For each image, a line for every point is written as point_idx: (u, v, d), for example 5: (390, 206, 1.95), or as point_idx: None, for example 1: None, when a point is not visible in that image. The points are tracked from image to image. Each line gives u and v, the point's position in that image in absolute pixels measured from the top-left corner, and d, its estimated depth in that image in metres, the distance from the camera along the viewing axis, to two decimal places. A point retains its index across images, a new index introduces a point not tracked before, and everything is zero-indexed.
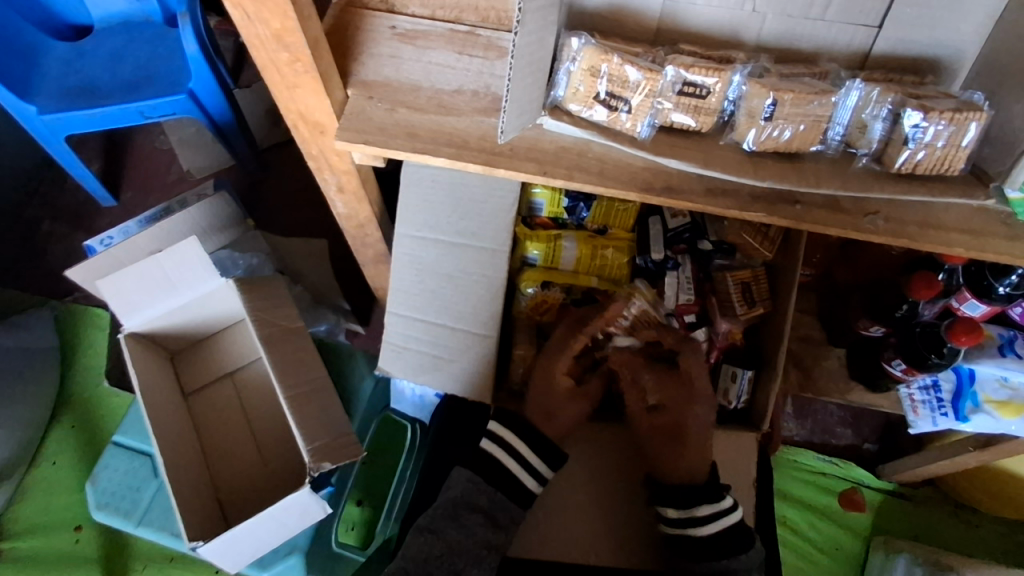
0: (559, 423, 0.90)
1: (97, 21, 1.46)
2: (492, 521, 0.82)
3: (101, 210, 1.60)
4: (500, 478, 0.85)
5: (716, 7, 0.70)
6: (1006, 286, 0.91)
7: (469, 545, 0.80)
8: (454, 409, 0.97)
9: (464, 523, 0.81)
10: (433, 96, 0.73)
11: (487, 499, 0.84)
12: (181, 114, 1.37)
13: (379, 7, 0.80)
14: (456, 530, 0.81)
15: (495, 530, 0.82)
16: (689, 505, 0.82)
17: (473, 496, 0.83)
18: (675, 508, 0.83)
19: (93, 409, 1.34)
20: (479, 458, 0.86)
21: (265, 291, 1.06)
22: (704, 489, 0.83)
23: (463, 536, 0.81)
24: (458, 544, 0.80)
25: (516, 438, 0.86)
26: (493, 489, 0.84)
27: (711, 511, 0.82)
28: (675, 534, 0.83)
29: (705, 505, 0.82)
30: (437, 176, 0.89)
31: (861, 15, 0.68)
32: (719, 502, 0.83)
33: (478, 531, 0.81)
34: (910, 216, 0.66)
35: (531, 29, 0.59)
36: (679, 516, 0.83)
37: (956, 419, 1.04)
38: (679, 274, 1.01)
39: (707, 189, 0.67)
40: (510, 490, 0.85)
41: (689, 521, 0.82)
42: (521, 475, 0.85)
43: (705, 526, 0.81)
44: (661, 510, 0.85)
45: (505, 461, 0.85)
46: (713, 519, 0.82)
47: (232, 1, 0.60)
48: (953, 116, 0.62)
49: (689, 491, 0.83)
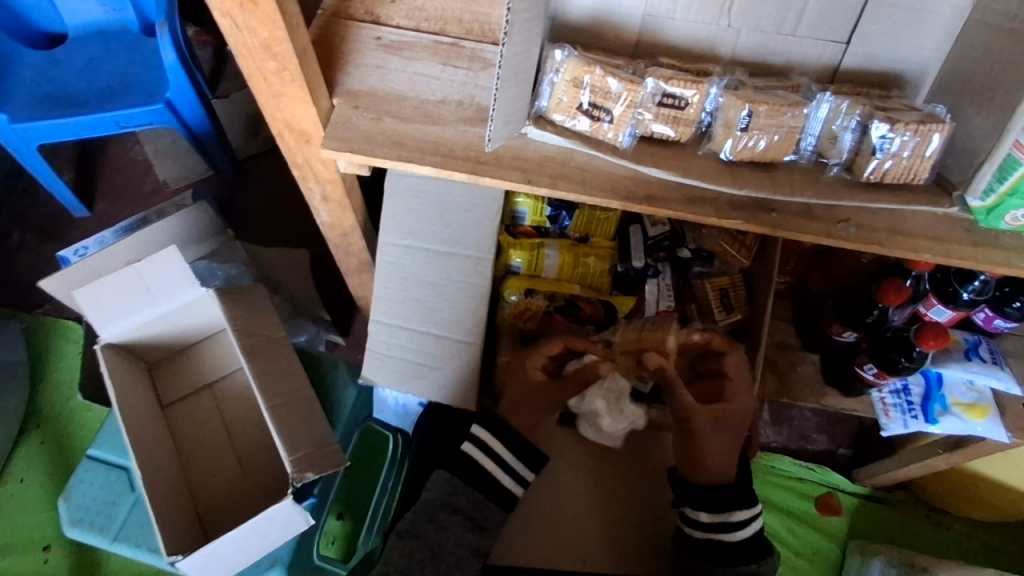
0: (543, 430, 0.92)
1: (70, 30, 1.44)
2: (473, 522, 0.83)
3: (74, 221, 1.58)
4: (477, 478, 0.85)
5: (692, 22, 0.73)
6: (970, 292, 0.97)
7: (451, 548, 0.81)
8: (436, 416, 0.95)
9: (444, 523, 0.82)
10: (418, 106, 0.75)
11: (465, 499, 0.84)
12: (159, 124, 1.36)
13: (365, 19, 0.81)
14: (435, 533, 0.81)
15: (475, 531, 0.82)
16: (726, 509, 0.84)
17: (451, 497, 0.83)
18: (709, 512, 0.84)
19: (64, 425, 1.31)
20: (456, 458, 0.86)
21: (246, 299, 1.05)
22: (739, 492, 0.86)
23: (445, 538, 0.81)
24: (440, 548, 0.80)
25: (490, 435, 0.87)
26: (470, 489, 0.84)
27: (747, 516, 0.84)
28: (705, 539, 0.83)
29: (742, 510, 0.84)
30: (422, 186, 0.90)
31: (830, 31, 0.71)
32: (753, 506, 0.85)
33: (458, 533, 0.81)
34: (879, 222, 0.69)
35: (518, 41, 0.61)
36: (711, 521, 0.84)
37: (925, 422, 1.09)
38: (659, 282, 1.03)
39: (687, 198, 0.69)
40: (489, 490, 0.85)
41: (723, 526, 0.83)
42: (499, 474, 0.86)
43: (739, 531, 0.83)
44: (693, 513, 0.85)
45: (481, 460, 0.86)
46: (749, 522, 0.84)
47: (220, 10, 0.60)
48: (919, 127, 0.65)
49: (728, 496, 0.84)
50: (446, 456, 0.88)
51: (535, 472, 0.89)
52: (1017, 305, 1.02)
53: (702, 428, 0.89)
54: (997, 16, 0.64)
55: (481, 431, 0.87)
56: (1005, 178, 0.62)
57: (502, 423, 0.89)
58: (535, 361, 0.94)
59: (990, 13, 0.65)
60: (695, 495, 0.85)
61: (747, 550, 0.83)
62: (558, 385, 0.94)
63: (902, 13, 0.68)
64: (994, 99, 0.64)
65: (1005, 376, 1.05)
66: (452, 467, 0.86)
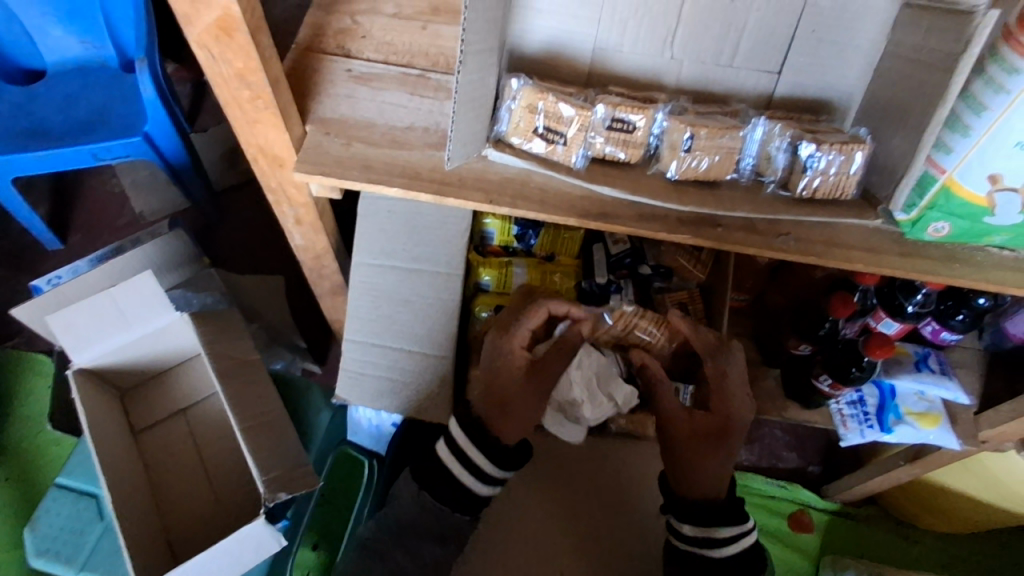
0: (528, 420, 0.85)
1: (49, 67, 1.47)
2: (438, 536, 0.84)
3: (47, 253, 1.59)
4: (447, 492, 0.83)
5: (639, 54, 0.79)
6: (914, 304, 1.03)
7: (417, 562, 0.84)
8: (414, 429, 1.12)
9: (411, 538, 0.84)
10: (387, 132, 0.79)
11: (435, 515, 0.84)
12: (136, 157, 1.39)
13: (336, 53, 0.86)
14: (402, 549, 0.84)
15: (441, 543, 0.84)
16: (710, 524, 0.84)
17: (421, 514, 0.84)
18: (692, 525, 0.85)
19: (28, 461, 1.34)
20: (431, 466, 0.85)
21: (220, 323, 1.07)
22: (729, 508, 0.86)
23: (411, 555, 0.84)
24: (404, 564, 0.84)
25: (469, 444, 0.83)
26: (438, 503, 0.84)
27: (733, 533, 0.84)
28: (688, 550, 0.85)
29: (728, 526, 0.84)
30: (393, 207, 0.94)
31: (763, 62, 0.78)
32: (743, 524, 0.85)
33: (424, 549, 0.84)
34: (817, 235, 0.74)
35: (473, 69, 0.66)
36: (693, 534, 0.85)
37: (881, 431, 1.13)
38: (623, 296, 1.05)
39: (638, 214, 0.74)
40: (460, 503, 0.84)
41: (707, 541, 0.84)
42: (473, 485, 0.83)
43: (723, 547, 0.84)
44: (677, 524, 0.86)
45: (456, 472, 0.83)
46: (735, 539, 0.84)
47: (198, 43, 0.65)
48: (842, 147, 0.72)
49: (713, 510, 0.85)
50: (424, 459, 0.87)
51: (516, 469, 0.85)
52: (961, 317, 1.07)
53: (685, 437, 0.87)
54: (906, 48, 0.71)
55: (462, 439, 0.83)
56: (924, 193, 0.70)
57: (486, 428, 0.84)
58: (520, 339, 0.88)
59: (901, 46, 0.72)
60: (685, 506, 0.86)
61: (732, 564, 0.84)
62: (544, 369, 0.87)
63: (826, 46, 0.76)
64: (909, 121, 0.70)
65: (953, 386, 1.12)
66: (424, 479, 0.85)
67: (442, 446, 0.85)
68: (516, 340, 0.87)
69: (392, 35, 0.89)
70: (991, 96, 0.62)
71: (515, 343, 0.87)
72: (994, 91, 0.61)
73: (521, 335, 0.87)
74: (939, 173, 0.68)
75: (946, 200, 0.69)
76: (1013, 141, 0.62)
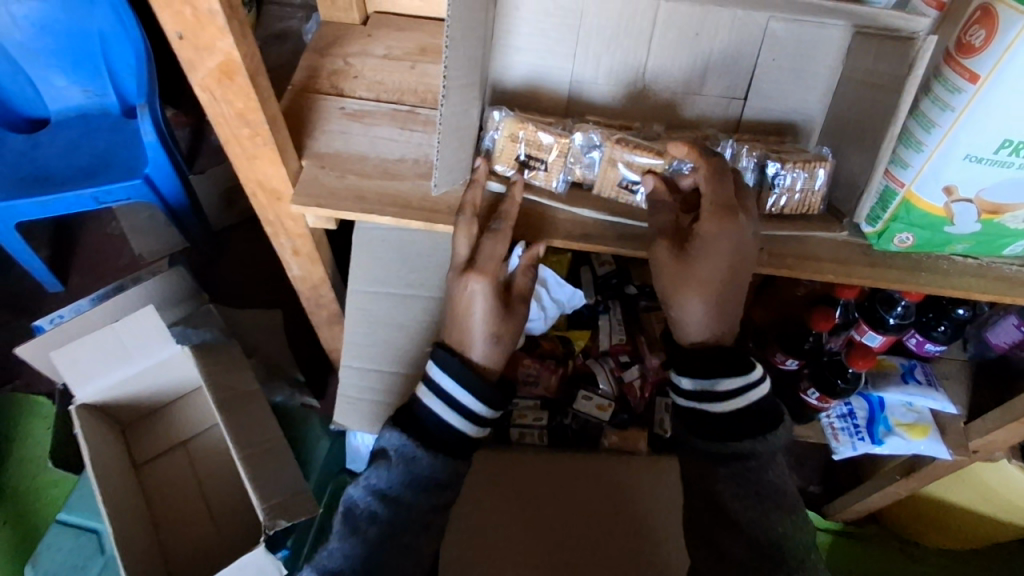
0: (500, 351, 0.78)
1: (53, 114, 1.52)
2: (435, 484, 0.76)
3: (49, 295, 1.62)
4: (437, 437, 0.76)
5: (613, 84, 0.85)
6: (896, 316, 1.05)
7: (413, 515, 0.76)
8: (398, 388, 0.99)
9: (407, 494, 0.75)
10: (379, 165, 0.84)
11: (427, 464, 0.75)
12: (137, 198, 1.44)
13: (330, 93, 0.92)
14: (398, 505, 0.76)
15: (440, 491, 0.76)
16: (711, 377, 0.76)
17: (411, 465, 0.75)
18: (691, 378, 0.77)
19: (29, 501, 1.35)
20: (418, 416, 0.77)
21: (220, 355, 1.10)
22: (732, 357, 0.77)
23: (409, 507, 0.76)
24: (404, 520, 0.75)
25: (457, 386, 0.76)
26: (432, 451, 0.76)
27: (738, 385, 0.75)
28: (690, 407, 0.78)
29: (731, 378, 0.75)
30: (387, 236, 0.99)
31: (729, 88, 0.84)
32: (748, 373, 0.76)
33: (421, 500, 0.76)
34: (789, 249, 0.78)
35: (455, 101, 0.70)
36: (694, 387, 0.77)
37: (872, 442, 1.15)
38: (611, 317, 1.11)
39: (619, 235, 0.79)
40: (446, 443, 0.76)
41: (708, 396, 0.76)
42: (467, 427, 0.76)
43: (724, 401, 0.75)
44: (676, 378, 0.79)
45: (447, 419, 0.76)
46: (741, 392, 0.75)
47: (200, 86, 0.69)
48: (804, 164, 0.77)
49: (713, 361, 0.76)
50: (404, 410, 0.79)
51: (506, 407, 0.79)
52: (942, 327, 1.10)
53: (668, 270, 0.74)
54: (860, 72, 0.77)
55: (448, 383, 0.76)
56: (887, 207, 0.75)
57: (464, 360, 0.77)
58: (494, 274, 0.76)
59: (855, 71, 0.78)
60: (684, 358, 0.78)
61: (739, 422, 0.76)
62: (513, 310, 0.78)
63: (786, 73, 0.83)
64: (867, 139, 0.75)
65: (939, 396, 1.14)
66: (411, 429, 0.77)
67: (428, 396, 0.77)
68: (489, 278, 0.76)
69: (382, 74, 0.95)
70: (938, 114, 0.67)
71: (486, 282, 0.75)
72: (941, 109, 0.66)
73: (492, 269, 0.76)
74: (899, 187, 0.73)
75: (906, 213, 0.74)
76: (961, 155, 0.66)
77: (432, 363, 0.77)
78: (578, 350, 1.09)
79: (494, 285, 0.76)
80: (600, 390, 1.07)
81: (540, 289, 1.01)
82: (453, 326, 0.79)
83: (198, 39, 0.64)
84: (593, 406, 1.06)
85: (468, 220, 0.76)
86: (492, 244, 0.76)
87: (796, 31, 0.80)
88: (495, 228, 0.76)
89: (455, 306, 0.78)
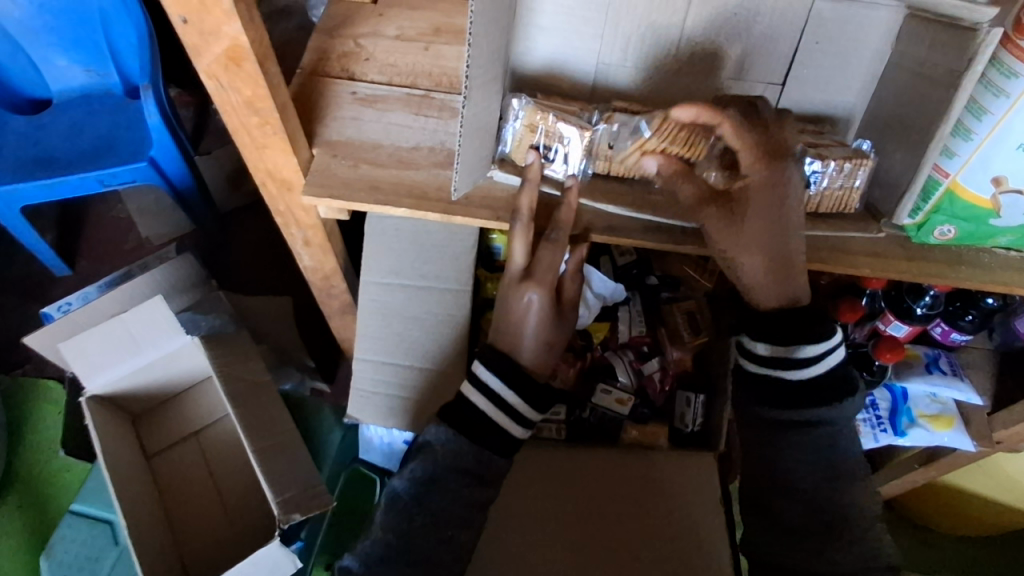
0: (551, 351, 0.77)
1: (56, 95, 1.48)
2: (478, 479, 0.76)
3: (56, 280, 1.60)
4: (485, 435, 0.76)
5: (643, 69, 0.81)
6: (923, 306, 1.02)
7: (456, 510, 0.75)
8: (407, 380, 0.98)
9: (451, 487, 0.75)
10: (393, 153, 0.81)
11: (473, 459, 0.76)
12: (142, 181, 1.41)
13: (341, 76, 0.88)
14: (440, 497, 0.74)
15: (482, 487, 0.76)
16: (790, 343, 0.74)
17: (459, 460, 0.75)
18: (768, 345, 0.75)
19: (42, 485, 1.34)
20: (466, 410, 0.76)
21: (232, 344, 1.07)
22: (802, 322, 0.75)
23: (451, 501, 0.75)
24: (446, 515, 0.75)
25: (502, 384, 0.75)
26: (478, 447, 0.75)
27: (818, 352, 0.74)
28: (761, 372, 0.77)
29: (813, 345, 0.74)
30: (400, 226, 0.94)
31: (767, 74, 0.80)
32: (829, 341, 0.74)
33: (464, 494, 0.75)
34: (825, 243, 0.76)
35: (477, 101, 0.66)
36: (770, 353, 0.75)
37: (895, 434, 1.12)
38: (631, 308, 1.11)
39: (644, 227, 0.78)
40: (489, 443, 0.76)
41: (786, 362, 0.75)
42: (512, 426, 0.76)
43: (804, 367, 0.75)
44: (749, 344, 0.77)
45: (485, 410, 0.75)
46: (820, 359, 0.75)
47: (206, 72, 0.66)
48: (847, 161, 0.73)
49: (791, 328, 0.75)
50: (449, 405, 0.78)
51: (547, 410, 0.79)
52: (970, 317, 1.06)
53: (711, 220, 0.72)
54: (910, 60, 0.73)
55: (495, 383, 0.75)
56: (929, 199, 0.72)
57: (513, 360, 0.76)
58: (541, 281, 0.75)
59: (905, 59, 0.74)
60: (760, 325, 0.76)
61: (816, 387, 0.76)
62: (560, 313, 0.78)
63: (829, 56, 0.78)
64: (913, 134, 0.71)
65: (965, 386, 1.10)
66: (456, 423, 0.76)
67: (473, 393, 0.76)
68: (547, 289, 0.75)
69: (395, 56, 0.91)
70: (991, 99, 0.63)
71: (543, 292, 0.75)
72: (995, 94, 0.63)
73: (551, 279, 0.75)
74: (943, 177, 0.69)
75: (950, 204, 0.71)
76: (1014, 145, 0.64)
77: (478, 362, 0.77)
78: (597, 343, 1.09)
79: (550, 294, 0.76)
80: (619, 383, 1.08)
81: (585, 289, 1.02)
82: (504, 330, 0.77)
83: (203, 24, 0.60)
84: (612, 400, 1.07)
85: (526, 227, 0.73)
86: (550, 254, 0.74)
87: (845, 12, 0.74)
88: (552, 238, 0.74)
89: (509, 312, 0.77)
